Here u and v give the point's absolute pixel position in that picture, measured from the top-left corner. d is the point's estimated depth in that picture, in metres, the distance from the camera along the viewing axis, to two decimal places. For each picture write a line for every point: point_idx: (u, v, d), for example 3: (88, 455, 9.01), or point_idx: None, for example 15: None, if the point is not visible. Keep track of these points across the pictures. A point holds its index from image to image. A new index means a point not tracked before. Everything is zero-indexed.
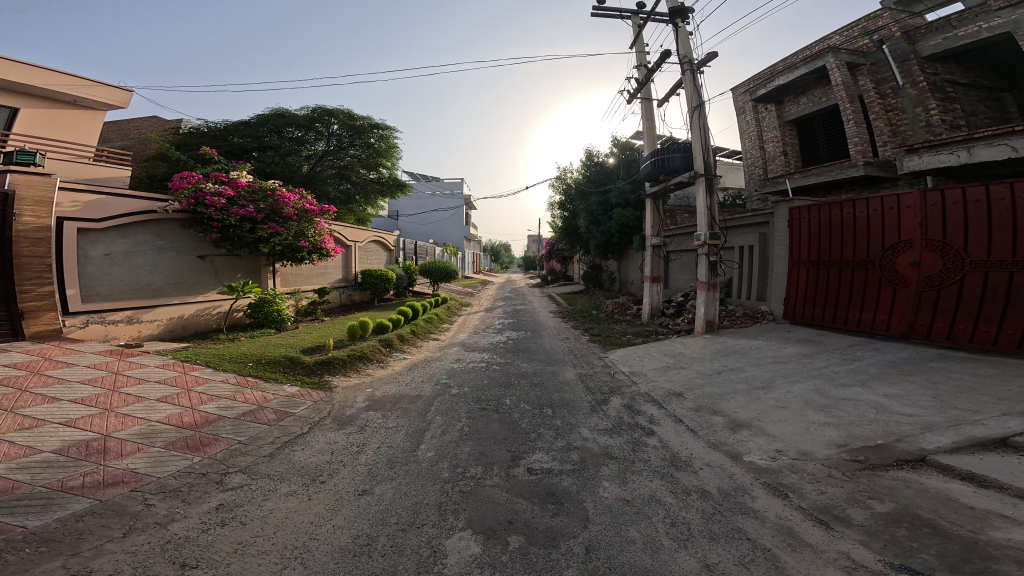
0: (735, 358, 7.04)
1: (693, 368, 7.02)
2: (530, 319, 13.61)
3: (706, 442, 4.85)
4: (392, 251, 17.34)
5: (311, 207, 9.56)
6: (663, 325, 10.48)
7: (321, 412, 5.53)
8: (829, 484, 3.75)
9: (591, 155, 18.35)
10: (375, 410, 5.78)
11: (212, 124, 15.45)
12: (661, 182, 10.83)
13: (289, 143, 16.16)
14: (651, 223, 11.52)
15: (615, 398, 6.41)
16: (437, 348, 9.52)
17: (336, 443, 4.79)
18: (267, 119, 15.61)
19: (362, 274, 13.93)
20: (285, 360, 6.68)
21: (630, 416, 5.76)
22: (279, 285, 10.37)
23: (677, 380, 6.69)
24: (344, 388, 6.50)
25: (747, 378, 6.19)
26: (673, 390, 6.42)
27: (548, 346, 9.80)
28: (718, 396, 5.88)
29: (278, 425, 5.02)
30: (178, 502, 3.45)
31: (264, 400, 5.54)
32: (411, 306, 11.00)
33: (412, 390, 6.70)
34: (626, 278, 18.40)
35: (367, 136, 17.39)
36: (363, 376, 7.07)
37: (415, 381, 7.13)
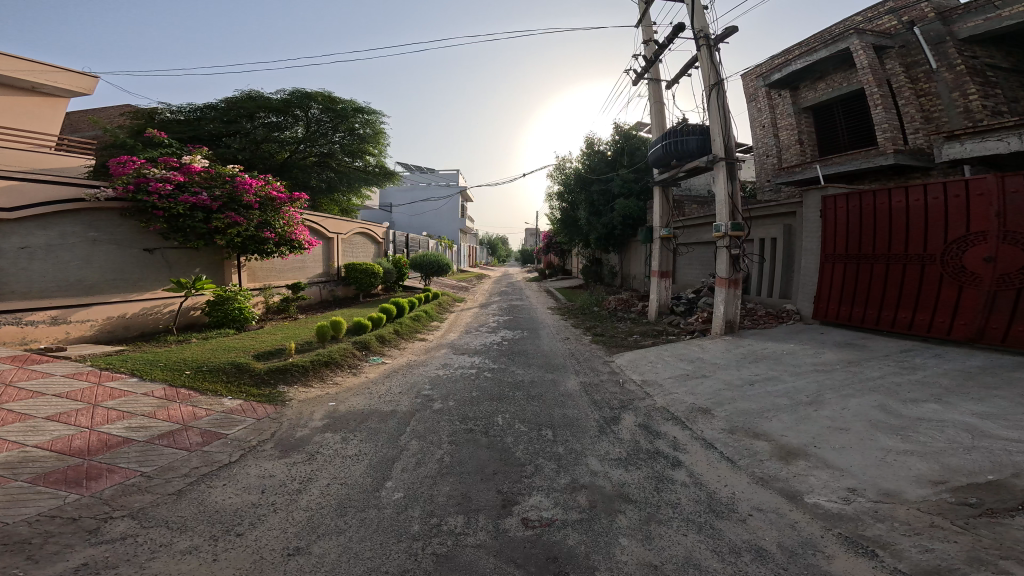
0: (766, 366, 6.02)
1: (718, 377, 6.01)
2: (527, 316, 12.59)
3: (751, 477, 3.84)
4: (382, 243, 16.20)
5: (278, 195, 8.45)
6: (675, 323, 9.42)
7: (263, 435, 4.48)
8: (935, 538, 2.75)
9: (590, 143, 17.27)
10: (334, 432, 4.74)
11: (180, 111, 13.82)
12: (670, 170, 9.74)
13: (265, 130, 14.73)
14: (658, 212, 10.40)
15: (628, 415, 5.39)
16: (422, 350, 8.43)
17: (271, 477, 3.74)
18: (239, 103, 14.13)
19: (345, 268, 12.83)
20: (232, 368, 5.61)
21: (649, 440, 4.74)
22: (245, 281, 9.32)
23: (701, 393, 5.67)
24: (300, 401, 5.44)
25: (788, 391, 5.16)
26: (698, 404, 5.41)
27: (547, 349, 8.78)
28: (755, 414, 4.87)
29: (201, 452, 3.96)
30: (20, 561, 2.49)
31: (193, 418, 4.49)
32: (397, 300, 9.98)
33: (385, 404, 5.65)
34: (628, 272, 17.33)
35: (351, 122, 16.03)
36: (328, 386, 6.01)
37: (390, 393, 6.07)
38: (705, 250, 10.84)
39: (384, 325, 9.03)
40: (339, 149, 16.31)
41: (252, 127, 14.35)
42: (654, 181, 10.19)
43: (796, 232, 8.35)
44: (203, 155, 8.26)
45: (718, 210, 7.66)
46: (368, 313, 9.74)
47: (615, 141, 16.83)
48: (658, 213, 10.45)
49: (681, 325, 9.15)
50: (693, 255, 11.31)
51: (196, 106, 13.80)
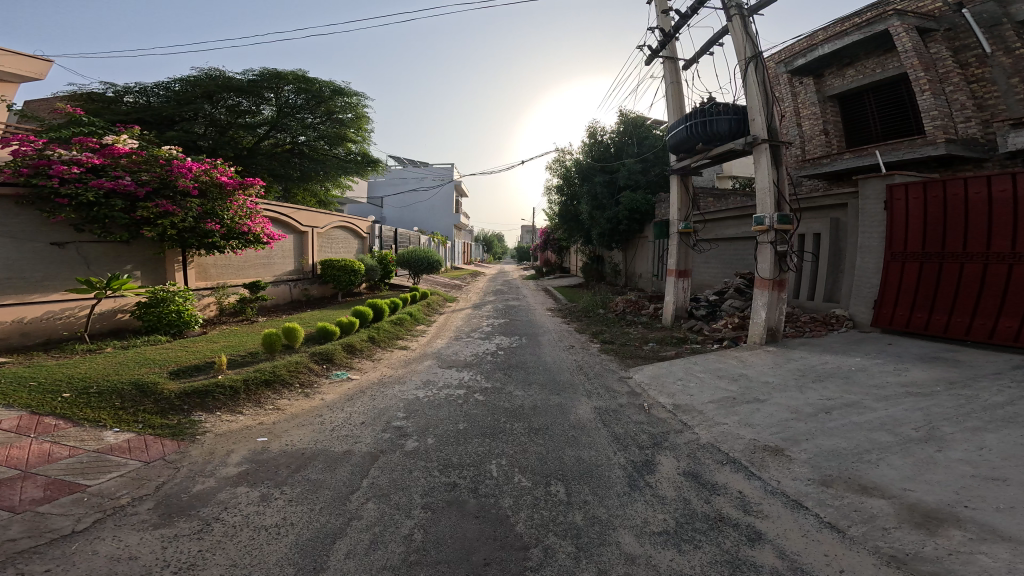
0: (839, 387, 4.74)
1: (778, 403, 4.72)
2: (525, 318, 11.26)
3: (881, 558, 2.56)
4: (366, 237, 14.71)
5: (225, 179, 7.07)
6: (698, 330, 8.03)
7: (144, 489, 3.33)
8: None
9: (593, 133, 15.89)
10: (248, 486, 3.48)
11: (131, 92, 12.24)
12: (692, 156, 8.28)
13: (231, 113, 13.16)
14: (677, 205, 8.80)
15: (668, 459, 4.08)
16: (401, 364, 7.04)
17: (128, 556, 2.60)
18: (200, 82, 12.56)
19: (322, 264, 11.44)
20: (131, 391, 4.49)
21: (705, 498, 3.42)
22: (193, 280, 8.12)
23: (760, 424, 4.39)
24: (219, 436, 4.23)
25: (884, 424, 3.89)
26: (762, 440, 4.13)
27: (549, 360, 7.48)
28: (848, 457, 3.59)
29: (27, 515, 2.87)
30: None
31: (45, 462, 3.43)
32: (373, 301, 8.59)
33: (340, 445, 4.31)
34: (632, 270, 15.97)
35: (330, 104, 14.54)
36: (264, 411, 4.83)
37: (350, 425, 4.75)
38: (730, 248, 9.53)
39: (355, 331, 7.65)
40: (316, 135, 14.75)
41: (215, 110, 12.80)
42: (672, 169, 8.72)
43: (846, 226, 7.09)
44: (135, 136, 7.09)
45: (760, 202, 6.31)
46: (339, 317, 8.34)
47: (620, 129, 15.45)
48: (675, 204, 8.89)
49: (706, 332, 7.77)
50: (715, 253, 10.00)
51: (149, 84, 12.20)
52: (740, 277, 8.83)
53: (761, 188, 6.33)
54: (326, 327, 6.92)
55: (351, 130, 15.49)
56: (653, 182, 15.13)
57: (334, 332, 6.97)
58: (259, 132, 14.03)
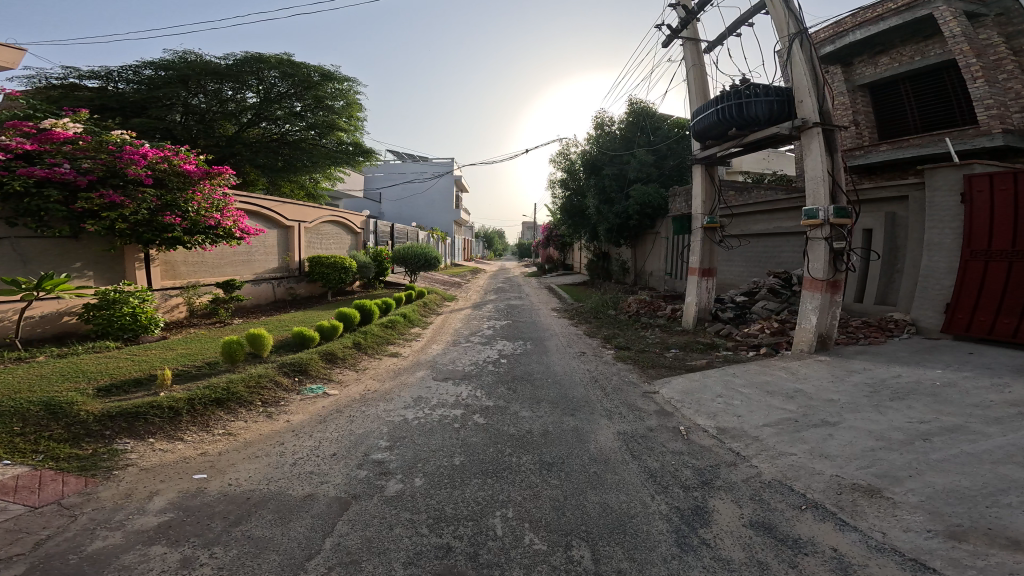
0: (929, 409, 3.91)
1: (854, 428, 3.87)
2: (529, 320, 10.36)
3: None
4: (361, 232, 13.76)
5: (189, 168, 6.19)
6: (726, 334, 7.14)
7: (14, 547, 2.49)
8: None
9: (600, 123, 14.86)
10: (165, 541, 2.64)
11: (98, 77, 11.24)
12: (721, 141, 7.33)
13: (212, 99, 12.23)
14: (703, 196, 7.80)
15: (727, 502, 3.23)
16: (390, 375, 6.13)
17: None
18: (175, 66, 11.59)
19: (310, 261, 10.55)
20: (40, 414, 3.68)
21: (788, 558, 2.58)
22: (160, 278, 7.24)
23: (839, 456, 3.55)
24: (144, 470, 3.40)
25: (1008, 459, 3.08)
26: (847, 478, 3.30)
27: (561, 369, 6.60)
28: (975, 501, 2.78)
29: None
30: None
31: None
32: (358, 301, 7.69)
33: (301, 486, 3.42)
34: (642, 267, 15.03)
35: (319, 91, 13.54)
36: (214, 436, 3.99)
37: (318, 455, 3.92)
38: (759, 245, 8.63)
39: (338, 336, 6.77)
40: (305, 124, 13.77)
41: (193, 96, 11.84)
42: (695, 158, 7.78)
43: (904, 221, 6.30)
44: (84, 120, 6.20)
45: (811, 192, 5.40)
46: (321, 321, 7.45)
47: (630, 117, 14.40)
48: (697, 195, 7.89)
49: (738, 337, 6.87)
50: (742, 251, 9.11)
51: (120, 68, 11.25)
52: (773, 276, 7.92)
53: (813, 177, 5.42)
54: (302, 333, 6.03)
55: (342, 119, 14.46)
56: (666, 174, 14.16)
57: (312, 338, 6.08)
58: (241, 121, 13.04)
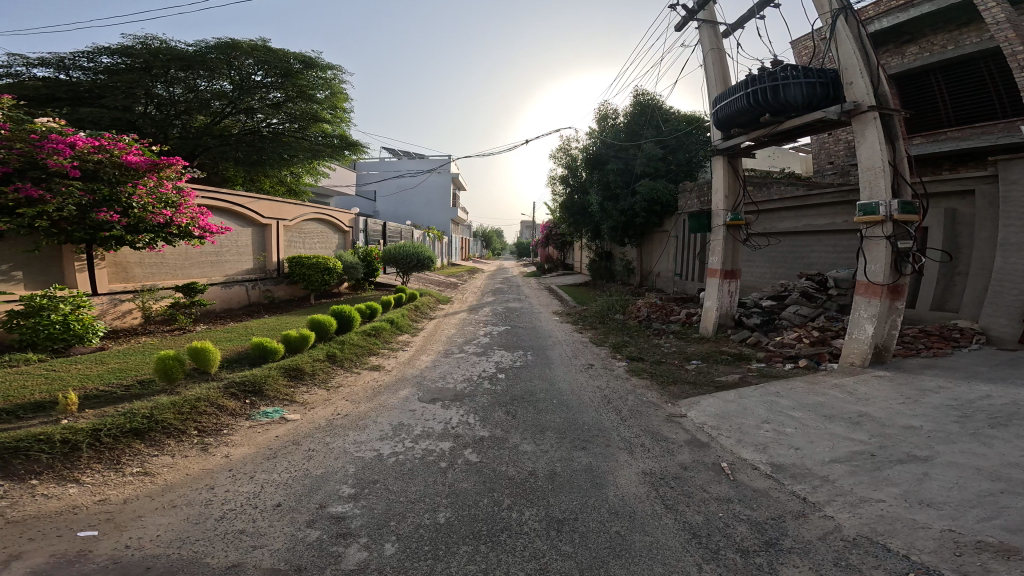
0: None
1: (955, 465, 3.08)
2: (529, 325, 9.46)
3: None
4: (350, 230, 12.81)
5: (135, 157, 5.31)
6: (756, 345, 6.29)
7: None
8: None
9: (602, 117, 13.74)
10: None
11: (54, 65, 10.27)
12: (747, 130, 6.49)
13: (180, 89, 11.15)
14: (725, 190, 6.92)
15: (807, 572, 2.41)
16: (368, 396, 5.24)
17: None
18: (137, 53, 10.51)
19: (290, 262, 9.63)
20: None
21: None
22: (108, 281, 6.39)
23: (946, 505, 2.74)
24: (9, 524, 2.67)
25: None
26: (966, 533, 2.50)
27: (567, 387, 5.73)
28: None
29: None
30: None
31: None
32: (336, 306, 6.80)
33: (224, 551, 2.59)
34: (649, 268, 14.17)
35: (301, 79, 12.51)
36: (120, 475, 3.26)
37: (252, 502, 3.14)
38: (787, 245, 7.75)
39: (309, 348, 5.91)
40: (286, 116, 12.77)
41: (159, 85, 10.81)
42: (715, 148, 6.94)
43: (967, 219, 5.93)
44: (10, 108, 5.28)
45: (867, 184, 4.60)
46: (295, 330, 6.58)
47: (635, 107, 13.43)
48: (718, 187, 7.07)
49: (769, 348, 6.03)
50: (766, 251, 8.25)
51: (74, 54, 10.17)
52: (805, 279, 7.04)
53: (867, 167, 4.64)
54: (261, 345, 5.26)
55: (323, 108, 13.38)
56: (674, 169, 13.26)
57: (274, 351, 5.31)
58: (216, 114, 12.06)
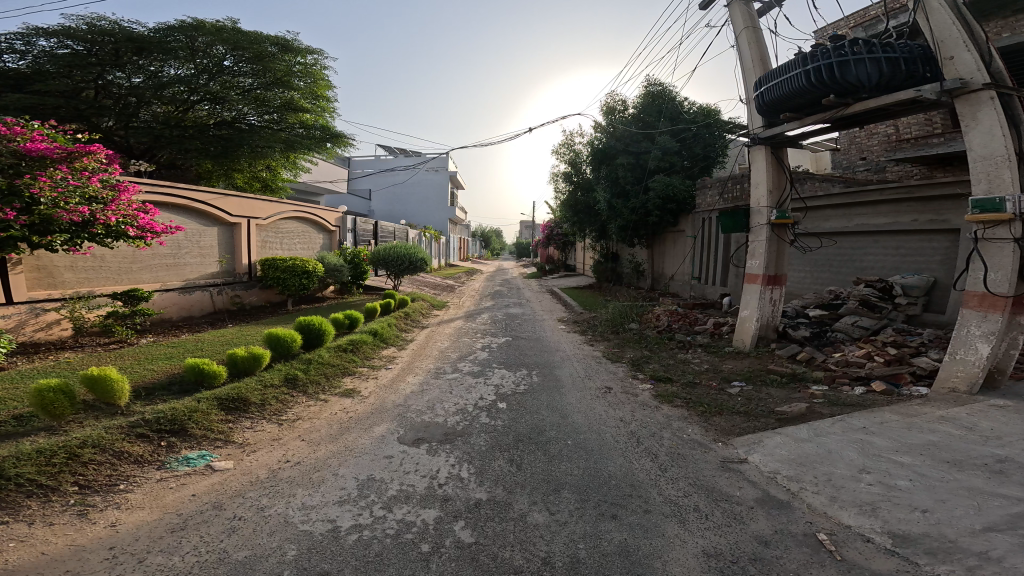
0: None
1: None
2: (532, 336, 8.33)
3: None
4: (337, 229, 11.62)
5: (35, 143, 4.31)
6: (810, 364, 5.32)
7: None
8: None
9: (609, 109, 12.67)
10: None
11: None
12: (798, 115, 5.45)
13: (134, 75, 9.75)
14: (768, 184, 5.89)
15: None
16: (332, 434, 4.13)
17: None
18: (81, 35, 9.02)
19: (263, 265, 8.51)
20: None
21: None
22: (31, 284, 5.35)
23: None
24: None
25: None
26: None
27: (584, 420, 4.65)
28: None
29: None
30: None
31: None
32: (303, 318, 5.70)
33: None
34: (662, 270, 13.09)
35: (279, 65, 11.28)
36: None
37: None
38: (835, 248, 6.78)
39: (263, 371, 4.83)
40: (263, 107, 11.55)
41: (111, 70, 9.40)
42: (755, 137, 5.89)
43: None
44: None
45: (986, 176, 4.00)
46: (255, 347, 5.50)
47: (646, 97, 12.27)
48: (759, 182, 6.06)
49: (828, 366, 5.09)
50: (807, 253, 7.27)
51: (3, 34, 8.58)
52: (865, 285, 6.06)
53: (981, 156, 4.07)
54: (195, 369, 4.24)
55: (302, 97, 12.14)
56: (689, 164, 12.16)
57: (215, 376, 4.28)
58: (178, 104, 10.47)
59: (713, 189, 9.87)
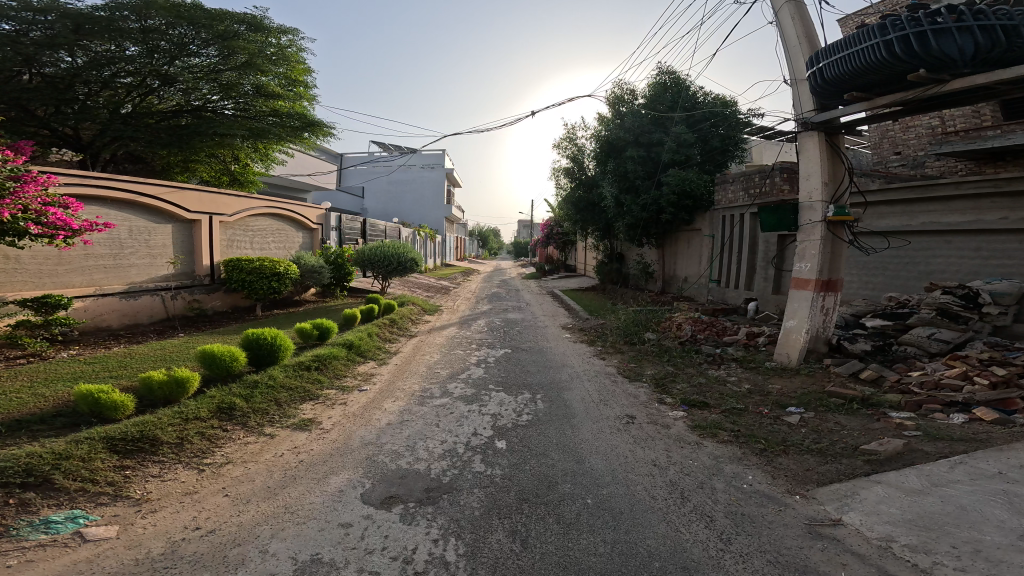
0: None
1: None
2: (535, 348, 7.27)
3: None
4: (319, 227, 10.55)
5: None
6: (883, 386, 4.38)
7: None
8: None
9: (617, 97, 11.64)
10: None
11: None
12: (867, 95, 4.56)
13: (73, 55, 8.30)
14: (823, 173, 4.99)
15: None
16: (270, 487, 3.10)
17: None
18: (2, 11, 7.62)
19: (226, 264, 7.45)
20: None
21: None
22: None
23: None
24: None
25: None
26: None
27: (605, 467, 3.62)
28: None
29: None
30: None
31: None
32: (250, 330, 4.66)
33: None
34: (674, 271, 12.08)
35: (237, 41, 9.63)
36: None
37: None
38: (904, 253, 6.00)
39: (191, 399, 3.83)
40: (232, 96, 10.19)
41: (47, 52, 7.98)
42: (809, 120, 4.94)
43: None
44: None
45: None
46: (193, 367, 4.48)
47: (658, 86, 11.27)
48: (809, 174, 5.13)
49: (908, 390, 4.20)
50: (858, 256, 6.52)
51: None
52: (938, 292, 5.24)
53: None
54: (88, 398, 3.25)
55: (278, 83, 10.77)
56: (705, 158, 11.17)
57: (119, 407, 3.31)
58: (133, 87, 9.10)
59: (736, 183, 8.87)
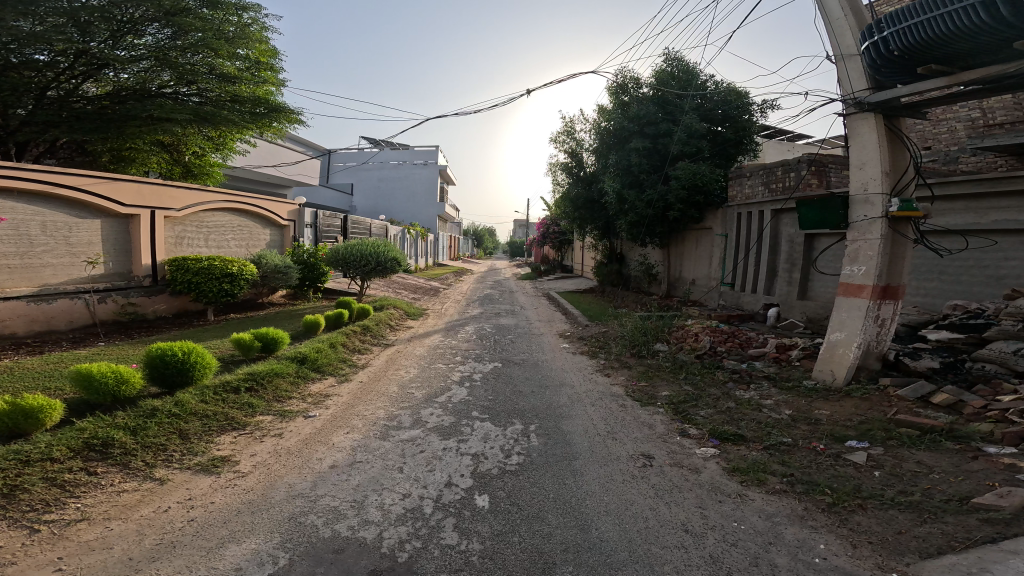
0: None
1: None
2: (527, 361, 6.31)
3: None
4: (290, 224, 9.51)
5: None
6: (964, 413, 3.56)
7: None
8: None
9: (620, 86, 10.70)
10: None
11: None
12: (943, 62, 3.74)
13: None
14: (884, 160, 4.21)
15: None
16: (132, 563, 2.18)
17: None
18: None
19: (171, 263, 6.47)
20: None
21: None
22: None
23: None
24: None
25: None
26: None
27: (617, 535, 2.67)
28: None
29: None
30: None
31: None
32: (157, 345, 3.75)
33: None
34: (681, 274, 11.17)
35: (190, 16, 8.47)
36: None
37: None
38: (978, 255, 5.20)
39: (47, 433, 3.01)
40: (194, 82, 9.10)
41: None
42: (863, 101, 4.21)
43: None
44: None
45: None
46: (71, 389, 3.60)
47: (665, 73, 10.34)
48: (863, 162, 4.36)
49: (1005, 420, 3.35)
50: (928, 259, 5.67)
51: None
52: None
53: None
54: None
55: (243, 67, 9.75)
56: (715, 152, 10.29)
57: None
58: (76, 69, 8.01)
59: (754, 177, 7.97)
